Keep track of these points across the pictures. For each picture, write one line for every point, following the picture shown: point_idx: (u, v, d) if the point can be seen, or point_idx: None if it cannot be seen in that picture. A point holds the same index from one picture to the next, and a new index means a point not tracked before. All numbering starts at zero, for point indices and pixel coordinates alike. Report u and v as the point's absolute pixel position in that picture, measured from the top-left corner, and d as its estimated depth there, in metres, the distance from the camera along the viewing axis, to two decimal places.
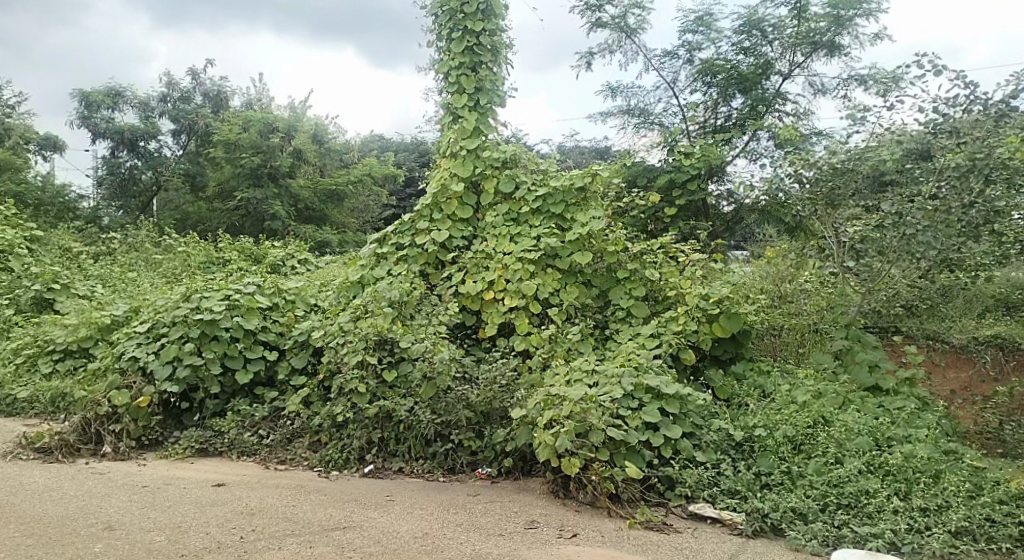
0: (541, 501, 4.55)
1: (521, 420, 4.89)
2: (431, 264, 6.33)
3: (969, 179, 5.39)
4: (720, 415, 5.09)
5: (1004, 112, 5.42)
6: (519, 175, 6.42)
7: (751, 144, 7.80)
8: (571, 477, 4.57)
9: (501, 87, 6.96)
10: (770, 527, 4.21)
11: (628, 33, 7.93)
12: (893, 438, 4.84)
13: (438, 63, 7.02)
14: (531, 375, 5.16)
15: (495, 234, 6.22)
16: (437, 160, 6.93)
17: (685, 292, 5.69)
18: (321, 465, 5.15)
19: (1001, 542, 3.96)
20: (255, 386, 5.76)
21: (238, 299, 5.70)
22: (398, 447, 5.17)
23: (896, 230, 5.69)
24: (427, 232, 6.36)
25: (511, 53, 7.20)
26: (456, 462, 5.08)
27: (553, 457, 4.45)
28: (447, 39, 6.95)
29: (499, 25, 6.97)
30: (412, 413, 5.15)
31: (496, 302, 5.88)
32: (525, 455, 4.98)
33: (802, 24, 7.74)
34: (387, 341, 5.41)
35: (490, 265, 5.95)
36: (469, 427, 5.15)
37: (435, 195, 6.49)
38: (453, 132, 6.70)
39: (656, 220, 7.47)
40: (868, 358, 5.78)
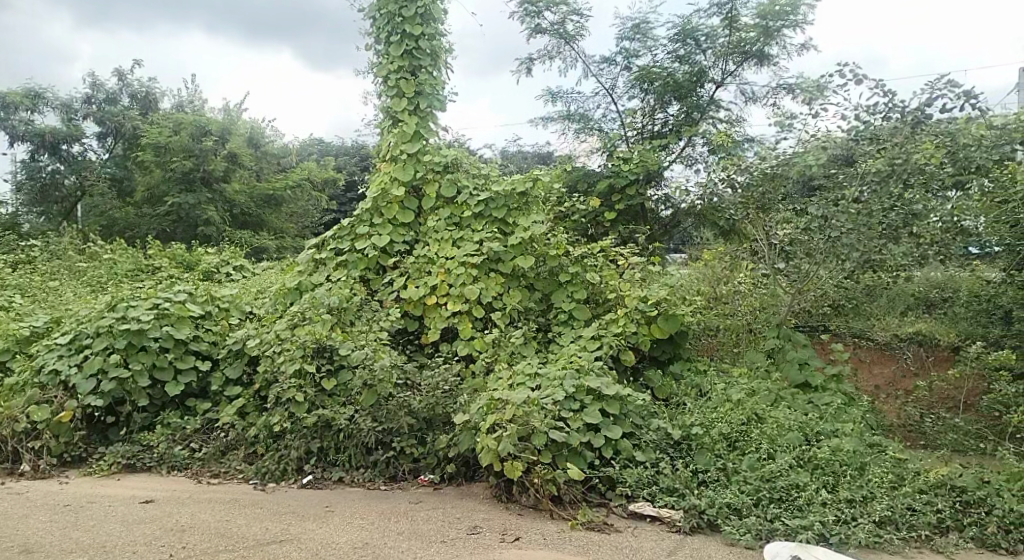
0: (484, 506, 4.60)
1: (463, 425, 4.92)
2: (372, 270, 6.30)
3: (889, 183, 5.69)
4: (659, 414, 5.20)
5: (921, 119, 5.77)
6: (461, 180, 6.41)
7: (688, 149, 7.87)
8: (513, 481, 4.63)
9: (441, 91, 6.97)
10: (706, 524, 4.34)
11: (567, 39, 8.03)
12: (822, 432, 5.04)
13: (376, 67, 7.00)
14: (474, 380, 5.22)
15: (437, 239, 6.23)
16: (377, 164, 6.90)
17: (624, 295, 5.82)
18: (257, 478, 5.09)
19: (921, 530, 4.18)
20: (187, 398, 5.66)
21: (167, 308, 5.58)
22: (338, 456, 5.14)
23: (822, 232, 5.91)
24: (367, 237, 6.34)
25: (451, 58, 7.25)
26: (398, 469, 5.08)
27: (496, 461, 4.50)
28: (386, 42, 6.95)
29: (439, 30, 7.00)
30: (352, 421, 5.12)
31: (439, 307, 5.90)
32: (468, 460, 5.02)
33: (733, 34, 7.92)
34: (325, 349, 5.39)
35: (432, 270, 5.97)
36: (411, 434, 5.15)
37: (376, 200, 6.50)
38: (392, 135, 6.67)
39: (596, 224, 7.57)
40: (798, 357, 6.02)
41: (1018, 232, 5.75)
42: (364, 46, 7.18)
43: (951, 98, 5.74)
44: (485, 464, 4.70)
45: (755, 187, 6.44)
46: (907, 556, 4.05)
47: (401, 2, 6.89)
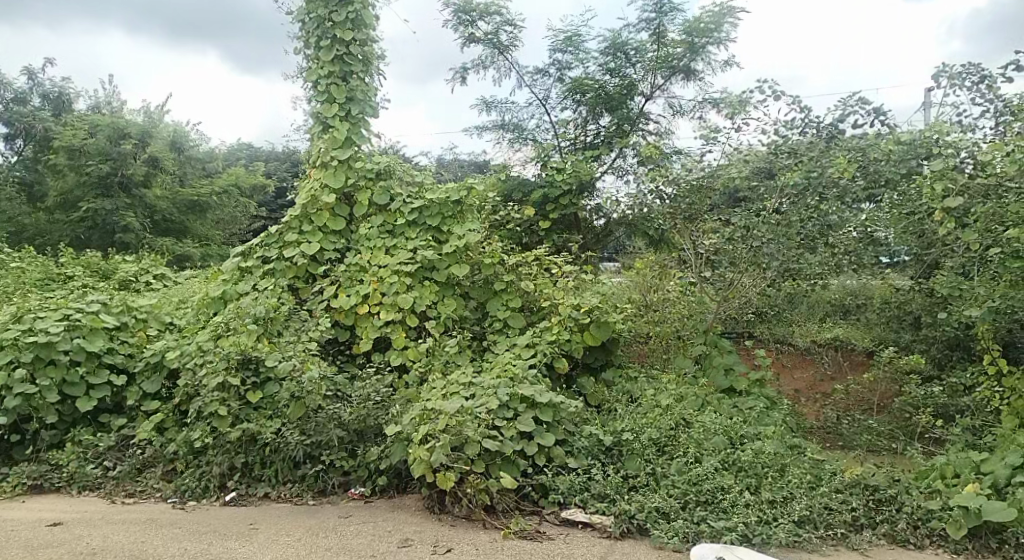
0: (416, 518, 4.61)
1: (395, 436, 4.92)
2: (301, 278, 6.22)
3: (805, 196, 5.97)
4: (591, 420, 5.31)
5: (834, 134, 6.15)
6: (394, 188, 6.43)
7: (619, 160, 8.04)
8: (446, 491, 4.65)
9: (373, 98, 6.95)
10: (636, 528, 4.46)
11: (501, 49, 8.11)
12: (745, 435, 5.21)
13: (306, 71, 6.90)
14: (406, 391, 5.14)
15: (369, 247, 6.18)
16: (307, 170, 6.79)
17: (558, 303, 5.92)
18: (176, 496, 4.98)
19: (837, 528, 4.39)
20: (99, 414, 5.51)
21: (78, 319, 5.37)
22: (264, 471, 5.07)
23: (745, 242, 6.16)
24: (296, 245, 6.23)
25: (383, 64, 7.23)
26: (327, 483, 5.02)
27: (428, 471, 4.51)
28: (315, 46, 6.85)
29: (370, 35, 6.96)
30: (280, 435, 5.05)
31: (371, 316, 5.87)
32: (400, 472, 5.01)
33: (661, 49, 8.08)
34: (251, 360, 5.28)
35: (364, 278, 5.92)
36: (341, 447, 5.08)
37: (305, 207, 6.39)
38: (323, 141, 6.58)
39: (531, 233, 7.67)
40: (723, 363, 6.23)
41: (924, 241, 6.08)
42: (293, 50, 7.07)
43: (863, 114, 6.06)
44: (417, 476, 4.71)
45: (681, 200, 6.57)
46: (824, 553, 4.25)
47: (331, 6, 6.81)
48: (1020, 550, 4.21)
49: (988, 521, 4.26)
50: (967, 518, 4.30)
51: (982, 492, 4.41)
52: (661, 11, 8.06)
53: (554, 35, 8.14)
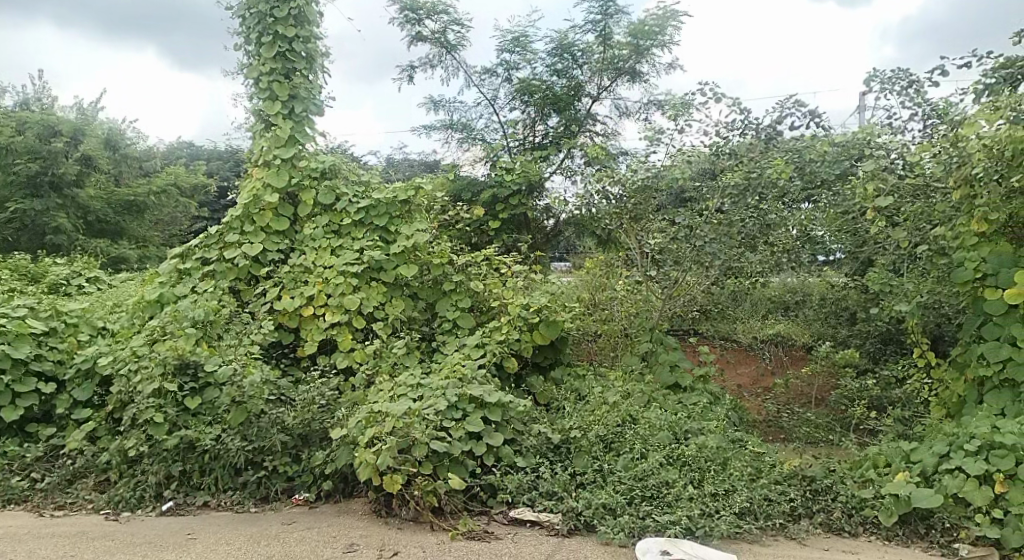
0: (362, 522, 4.58)
1: (341, 440, 4.84)
2: (243, 280, 6.08)
3: (746, 196, 6.08)
4: (540, 419, 5.35)
5: (773, 136, 6.37)
6: (340, 188, 6.31)
7: (567, 161, 8.01)
8: (392, 494, 4.63)
9: (317, 95, 6.83)
10: (583, 525, 4.53)
11: (448, 48, 8.09)
12: (689, 430, 5.33)
13: (247, 68, 6.73)
14: (353, 393, 5.11)
15: (314, 247, 6.11)
16: (249, 169, 6.62)
17: (507, 303, 5.96)
18: (109, 507, 4.83)
19: (776, 518, 4.54)
20: (27, 423, 5.34)
21: (4, 325, 5.21)
22: (203, 480, 4.93)
23: (688, 242, 6.25)
24: (237, 246, 6.08)
25: (327, 61, 7.07)
26: (270, 489, 4.92)
27: (374, 474, 4.47)
28: (256, 43, 6.68)
29: (314, 32, 6.81)
30: (220, 441, 4.92)
31: (316, 318, 5.80)
32: (346, 476, 4.92)
33: (607, 51, 8.14)
34: (189, 365, 5.12)
35: (309, 279, 5.84)
36: (285, 452, 4.99)
37: (246, 207, 6.21)
38: (265, 140, 6.45)
39: (480, 233, 7.68)
40: (669, 359, 6.35)
41: (857, 239, 6.31)
42: (232, 45, 6.86)
43: (799, 117, 6.25)
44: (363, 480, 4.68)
45: (627, 200, 6.66)
46: (763, 544, 4.40)
47: (272, 2, 6.61)
48: (946, 534, 4.37)
49: (917, 508, 4.43)
50: (898, 505, 4.48)
51: (910, 479, 4.57)
52: (606, 13, 8.12)
53: (502, 35, 8.17)
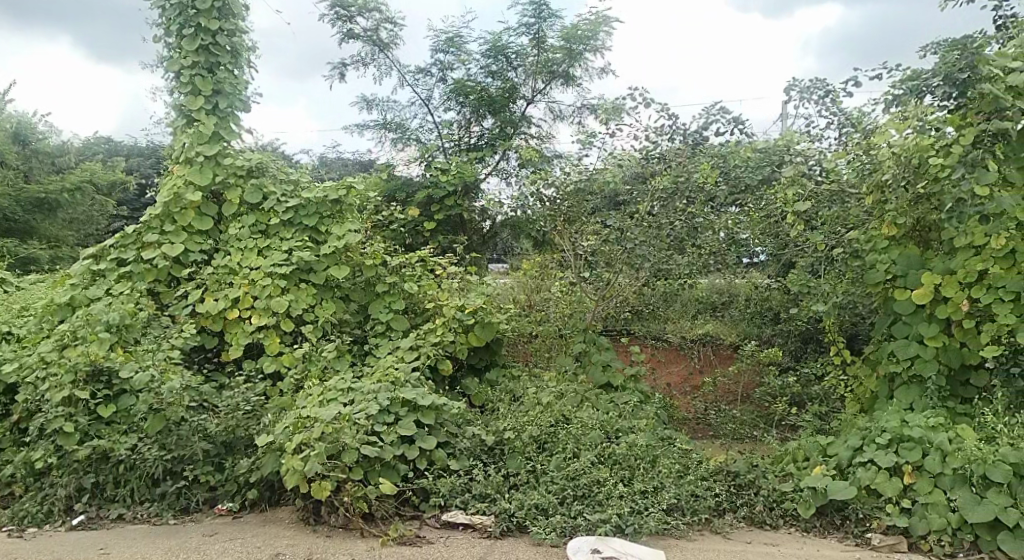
0: (289, 531, 4.49)
1: (268, 447, 4.72)
2: (163, 282, 5.82)
3: (674, 200, 6.25)
4: (474, 422, 5.35)
5: (699, 140, 6.51)
6: (267, 186, 6.03)
7: (502, 163, 8.01)
8: (321, 502, 4.56)
9: (244, 91, 6.40)
10: (515, 526, 4.57)
11: (381, 47, 8.01)
12: (620, 429, 5.42)
13: (166, 62, 6.21)
14: (280, 399, 4.95)
15: (240, 247, 5.83)
16: (169, 166, 6.25)
17: (442, 304, 5.94)
18: (15, 523, 4.59)
19: (702, 513, 4.67)
20: None
21: None
22: (118, 492, 4.72)
23: (619, 244, 6.38)
24: (156, 246, 5.80)
25: (255, 56, 6.59)
26: (191, 500, 4.73)
27: (302, 482, 4.39)
28: (177, 35, 6.19)
29: (238, 25, 6.34)
30: (136, 451, 4.74)
31: (241, 321, 5.61)
32: (272, 484, 4.79)
33: (541, 53, 8.15)
34: (102, 372, 4.94)
35: (233, 281, 5.64)
36: (207, 460, 4.82)
37: (166, 205, 5.89)
38: (186, 135, 6.05)
39: (415, 233, 7.66)
40: (602, 359, 6.45)
41: (780, 241, 6.49)
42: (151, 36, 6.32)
43: (724, 123, 6.42)
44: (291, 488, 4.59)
45: (561, 201, 6.68)
46: (690, 538, 4.52)
47: None
48: (859, 524, 4.51)
49: (833, 499, 4.58)
50: (815, 497, 4.64)
51: (827, 473, 4.74)
52: (540, 16, 8.16)
53: (436, 35, 8.13)
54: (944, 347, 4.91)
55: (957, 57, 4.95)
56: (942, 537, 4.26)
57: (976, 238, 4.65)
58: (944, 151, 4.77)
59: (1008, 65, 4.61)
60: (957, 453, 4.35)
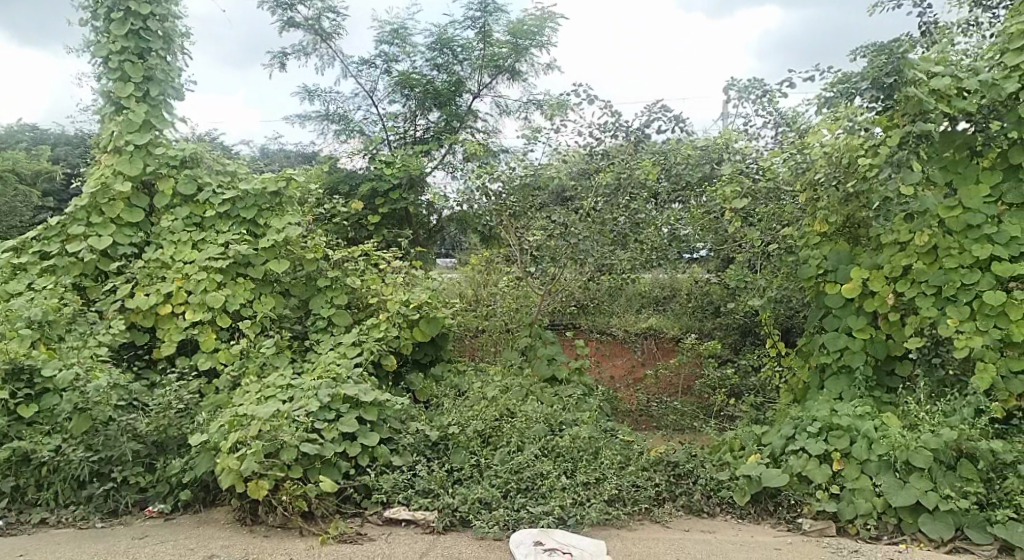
0: (225, 532, 4.41)
1: (202, 446, 4.63)
2: (90, 276, 5.66)
3: (619, 195, 6.30)
4: (418, 417, 5.32)
5: (642, 137, 6.46)
6: (202, 176, 5.87)
7: (448, 156, 7.99)
8: (259, 501, 4.49)
9: (177, 78, 6.19)
10: (458, 521, 4.56)
11: (323, 36, 7.89)
12: (564, 422, 5.44)
13: (92, 45, 5.95)
14: (215, 396, 4.92)
15: (172, 240, 5.72)
16: (96, 155, 6.03)
17: (386, 299, 5.86)
18: None
19: (642, 503, 4.73)
20: None
21: None
22: (40, 495, 4.59)
23: (564, 239, 6.40)
24: (82, 239, 5.64)
25: (189, 42, 6.36)
26: (120, 502, 4.63)
27: (238, 481, 4.32)
28: (105, 18, 5.92)
29: (171, 10, 6.10)
30: (59, 453, 4.59)
31: (175, 317, 5.49)
32: (206, 484, 4.71)
33: (487, 48, 8.12)
34: (23, 370, 4.78)
35: (167, 275, 5.51)
36: (137, 461, 4.70)
37: (94, 196, 5.71)
38: (114, 123, 5.84)
39: (359, 227, 7.56)
40: (547, 353, 6.47)
41: (719, 238, 6.63)
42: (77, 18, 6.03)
43: (665, 121, 6.46)
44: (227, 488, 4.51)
45: (508, 196, 6.67)
46: (630, 528, 4.58)
47: None
48: (791, 510, 4.62)
49: (766, 487, 4.68)
50: (750, 485, 4.73)
51: (761, 461, 4.83)
52: (486, 10, 8.13)
53: (380, 26, 8.04)
54: (871, 338, 5.05)
55: (884, 61, 4.77)
56: (868, 521, 4.38)
57: (902, 234, 4.87)
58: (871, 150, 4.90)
59: (931, 69, 4.70)
60: (882, 439, 4.47)
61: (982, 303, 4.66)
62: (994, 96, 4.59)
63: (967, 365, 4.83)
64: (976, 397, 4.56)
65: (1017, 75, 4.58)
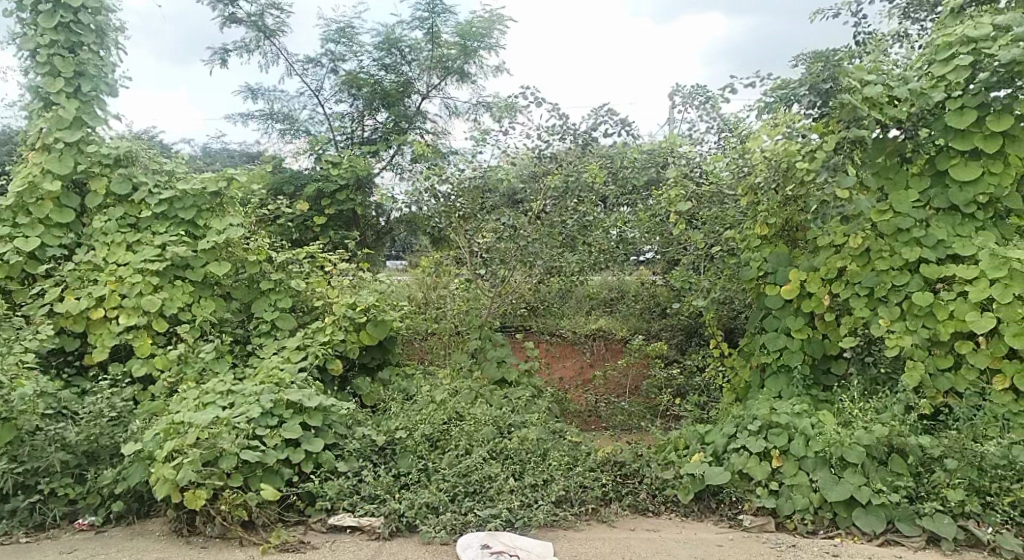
0: (160, 543, 4.27)
1: (135, 455, 4.47)
2: (16, 279, 5.44)
3: (566, 198, 6.31)
4: (365, 422, 5.21)
5: (590, 141, 6.44)
6: (137, 175, 5.63)
7: (397, 157, 7.90)
8: (196, 511, 4.35)
9: (111, 73, 5.99)
10: (405, 526, 4.48)
11: (266, 34, 7.73)
12: (513, 424, 5.38)
13: (19, 38, 5.71)
14: (150, 404, 4.79)
15: (105, 242, 5.50)
16: (24, 152, 5.80)
17: (332, 302, 5.76)
18: None
19: (589, 503, 4.73)
20: None
21: None
22: None
23: (512, 241, 6.40)
24: (8, 240, 5.42)
25: (124, 36, 6.16)
26: (47, 516, 4.44)
27: (175, 491, 4.19)
28: (33, 10, 5.70)
29: (105, 3, 5.90)
30: None
31: (108, 321, 5.30)
32: (141, 495, 4.55)
33: (436, 49, 8.06)
34: None
35: (99, 278, 5.32)
36: (66, 473, 4.52)
37: (21, 195, 5.49)
38: (43, 120, 5.62)
39: (305, 229, 7.43)
40: (497, 355, 6.43)
41: (666, 240, 6.61)
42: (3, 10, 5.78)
43: (611, 124, 6.46)
44: (162, 498, 4.36)
45: (457, 198, 6.61)
46: (578, 529, 4.57)
47: None
48: (733, 507, 4.67)
49: (709, 485, 4.71)
50: (694, 484, 4.75)
51: (704, 459, 4.85)
52: (434, 11, 8.05)
53: (326, 24, 7.91)
54: (809, 338, 5.13)
55: (820, 68, 5.12)
56: (805, 516, 4.43)
57: (837, 238, 4.92)
58: (809, 157, 4.92)
59: (865, 77, 4.79)
60: (819, 436, 4.53)
61: (911, 303, 4.77)
62: (922, 106, 4.78)
63: (897, 363, 4.89)
64: (906, 394, 4.63)
65: (942, 84, 4.76)
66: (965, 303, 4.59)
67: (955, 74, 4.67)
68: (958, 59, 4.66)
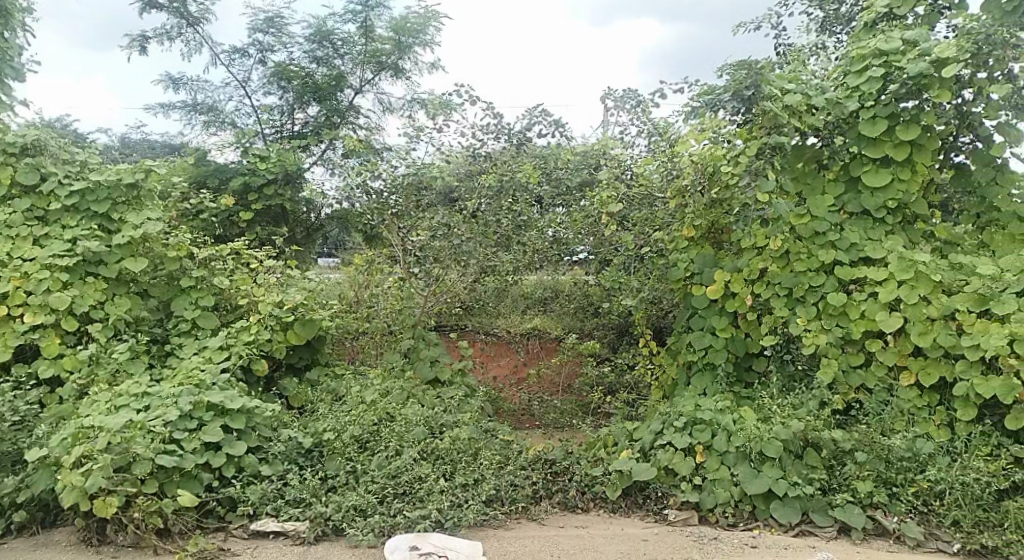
0: (68, 554, 4.08)
1: (41, 461, 4.27)
2: None
3: (501, 200, 6.30)
4: (291, 424, 5.10)
5: (524, 140, 6.50)
6: (46, 165, 5.40)
7: (329, 152, 7.73)
8: (108, 519, 4.18)
9: (15, 56, 5.71)
10: (331, 530, 4.39)
11: (190, 21, 7.49)
12: (444, 423, 5.31)
13: None
14: (59, 408, 4.60)
15: (9, 236, 5.21)
16: None
17: (258, 300, 5.58)
18: None
19: (518, 502, 4.72)
20: None
21: None
22: None
23: (445, 239, 6.27)
24: None
25: (29, 17, 5.88)
26: None
27: (83, 499, 4.01)
28: None
29: None
30: None
31: (12, 320, 5.01)
32: (47, 503, 4.34)
33: (369, 43, 7.93)
34: None
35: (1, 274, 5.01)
36: None
37: None
38: None
39: (230, 224, 7.21)
40: (430, 354, 6.33)
41: (597, 238, 6.62)
42: None
43: (545, 125, 6.48)
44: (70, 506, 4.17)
45: (389, 195, 6.50)
46: (505, 528, 4.57)
47: None
48: (659, 502, 4.71)
49: (636, 481, 4.74)
50: (622, 481, 4.78)
51: (632, 456, 4.88)
52: (367, 5, 7.94)
53: (254, 14, 7.70)
54: (732, 337, 5.23)
55: (744, 75, 5.25)
56: (726, 510, 4.51)
57: (758, 240, 5.02)
58: (733, 161, 5.01)
59: (785, 86, 4.92)
60: (740, 432, 4.62)
61: (826, 304, 4.90)
62: (838, 114, 4.91)
63: (813, 360, 5.06)
64: (820, 390, 4.78)
65: (857, 94, 4.90)
66: (875, 304, 4.75)
67: (867, 85, 4.83)
68: (870, 71, 4.83)
